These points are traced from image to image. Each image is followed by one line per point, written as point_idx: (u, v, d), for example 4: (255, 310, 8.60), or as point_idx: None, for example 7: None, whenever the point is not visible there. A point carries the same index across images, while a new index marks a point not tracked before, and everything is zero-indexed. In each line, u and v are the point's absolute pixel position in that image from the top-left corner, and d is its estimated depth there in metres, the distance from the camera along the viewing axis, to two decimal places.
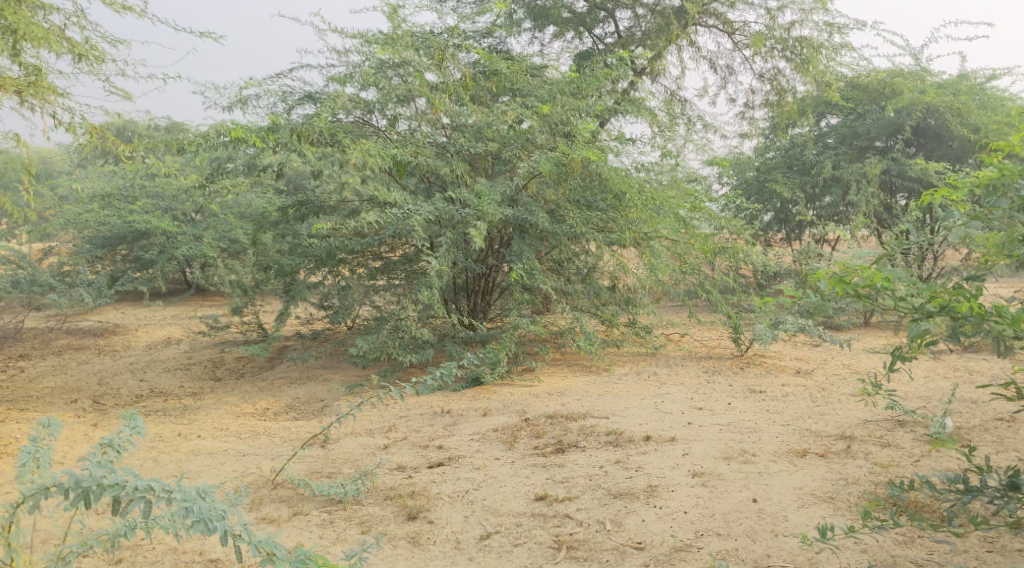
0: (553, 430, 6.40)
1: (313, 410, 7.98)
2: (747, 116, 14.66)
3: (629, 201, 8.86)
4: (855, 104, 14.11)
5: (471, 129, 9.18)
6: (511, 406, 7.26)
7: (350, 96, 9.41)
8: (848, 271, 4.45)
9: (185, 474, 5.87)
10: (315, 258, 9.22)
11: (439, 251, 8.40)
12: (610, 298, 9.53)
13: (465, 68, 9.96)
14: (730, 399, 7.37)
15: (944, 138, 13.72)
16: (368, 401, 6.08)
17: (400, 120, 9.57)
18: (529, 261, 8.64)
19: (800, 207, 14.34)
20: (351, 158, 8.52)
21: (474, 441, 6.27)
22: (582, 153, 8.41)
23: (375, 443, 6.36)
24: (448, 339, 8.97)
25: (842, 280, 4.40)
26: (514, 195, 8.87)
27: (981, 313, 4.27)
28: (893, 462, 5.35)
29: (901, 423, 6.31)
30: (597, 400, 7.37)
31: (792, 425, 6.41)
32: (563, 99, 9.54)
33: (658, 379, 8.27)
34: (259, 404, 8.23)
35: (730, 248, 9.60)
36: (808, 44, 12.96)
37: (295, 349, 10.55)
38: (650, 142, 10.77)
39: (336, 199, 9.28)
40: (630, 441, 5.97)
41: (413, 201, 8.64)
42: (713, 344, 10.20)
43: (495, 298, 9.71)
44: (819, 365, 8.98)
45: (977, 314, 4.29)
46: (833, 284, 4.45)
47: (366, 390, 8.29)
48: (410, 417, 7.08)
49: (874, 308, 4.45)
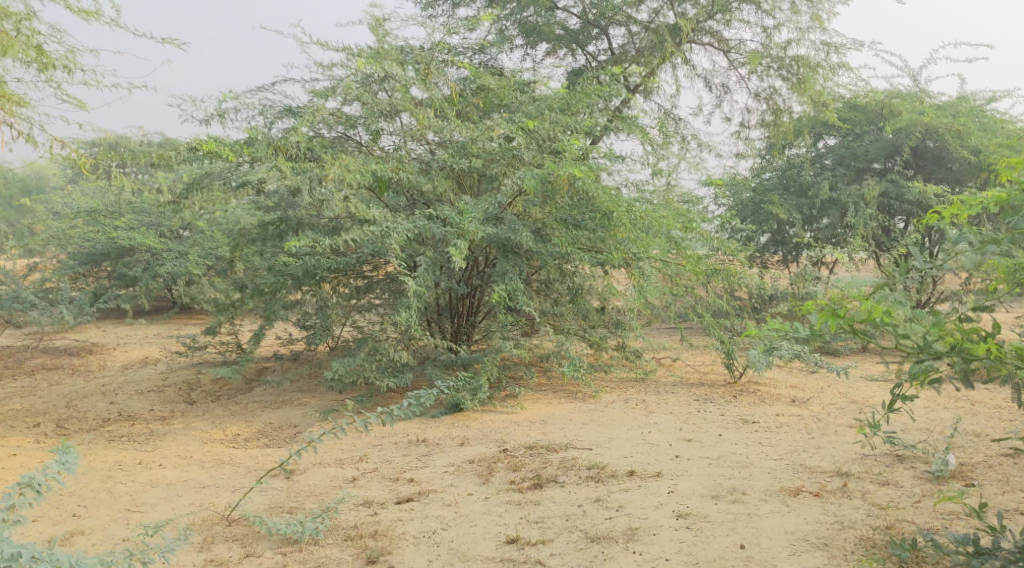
0: (532, 462, 6.04)
1: (285, 437, 7.62)
2: (743, 136, 14.38)
3: (617, 220, 8.54)
4: (853, 125, 13.83)
5: (456, 145, 8.87)
6: (491, 435, 6.91)
7: (331, 110, 9.10)
8: (842, 306, 4.25)
9: (138, 509, 5.51)
10: (291, 277, 8.87)
11: (419, 271, 8.07)
12: (598, 321, 9.16)
13: (452, 83, 9.66)
14: (721, 431, 7.02)
15: (944, 161, 13.45)
16: (336, 430, 5.74)
17: (383, 136, 9.25)
18: (513, 282, 8.32)
19: (797, 229, 14.00)
20: (328, 173, 8.19)
21: (448, 474, 5.91)
22: (568, 170, 8.10)
23: (343, 474, 5.99)
24: (429, 363, 8.61)
25: (836, 314, 4.20)
26: (498, 213, 8.55)
27: (998, 355, 4.13)
28: (892, 503, 5.00)
29: (900, 459, 5.96)
30: (581, 430, 7.02)
31: (785, 460, 6.06)
32: (551, 114, 9.21)
33: (647, 407, 7.92)
34: (229, 430, 7.86)
35: (723, 270, 9.26)
36: (804, 64, 12.70)
37: (273, 372, 10.17)
38: (642, 162, 10.47)
39: (315, 216, 8.95)
40: (613, 477, 5.62)
41: (393, 218, 8.33)
42: (706, 370, 9.86)
43: (479, 319, 9.36)
44: (815, 394, 8.65)
45: (992, 354, 4.15)
46: (827, 319, 4.26)
47: (341, 415, 7.93)
48: (384, 445, 6.73)
49: (873, 344, 4.26)
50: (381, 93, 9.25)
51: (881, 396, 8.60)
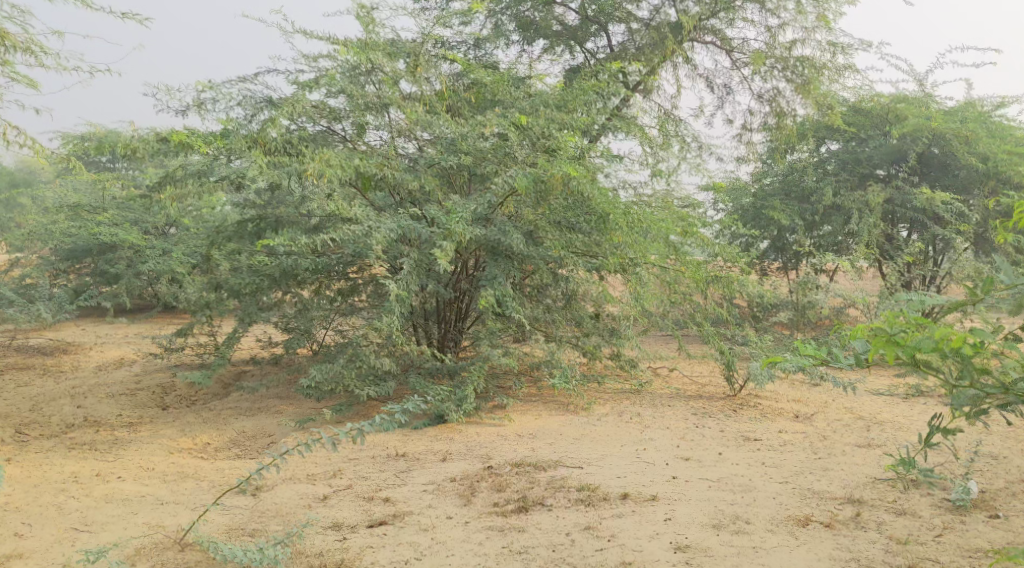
0: (518, 482, 5.59)
1: (258, 448, 7.17)
2: (745, 139, 13.96)
3: (613, 223, 8.10)
4: (857, 129, 13.40)
5: (446, 141, 8.42)
6: (475, 449, 6.47)
7: (313, 102, 8.64)
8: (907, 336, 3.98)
9: (86, 528, 5.05)
10: (267, 277, 8.40)
11: (402, 274, 7.62)
12: (592, 328, 8.74)
13: (442, 77, 9.19)
14: (721, 449, 6.58)
15: (951, 168, 13.01)
16: (304, 446, 5.27)
17: (369, 130, 8.79)
18: (502, 287, 7.88)
19: (799, 236, 13.57)
20: (308, 168, 7.72)
21: (427, 493, 5.45)
22: (562, 169, 7.65)
23: (314, 492, 5.52)
24: (413, 371, 8.16)
25: (892, 342, 3.99)
26: (487, 213, 8.09)
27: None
28: (912, 538, 4.62)
29: (913, 485, 5.54)
30: (572, 446, 6.57)
31: (790, 484, 5.64)
32: (546, 111, 8.75)
33: (643, 421, 7.48)
34: (199, 438, 7.40)
35: (723, 276, 8.82)
36: (810, 65, 12.27)
37: (251, 376, 9.71)
38: (640, 163, 10.06)
39: (295, 213, 8.50)
40: (605, 500, 5.17)
41: (375, 217, 7.87)
42: (704, 382, 9.43)
43: (467, 325, 8.92)
44: (819, 410, 8.21)
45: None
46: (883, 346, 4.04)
47: (318, 426, 7.48)
48: (360, 460, 6.26)
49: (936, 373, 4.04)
50: (368, 86, 8.82)
51: (889, 412, 8.17)
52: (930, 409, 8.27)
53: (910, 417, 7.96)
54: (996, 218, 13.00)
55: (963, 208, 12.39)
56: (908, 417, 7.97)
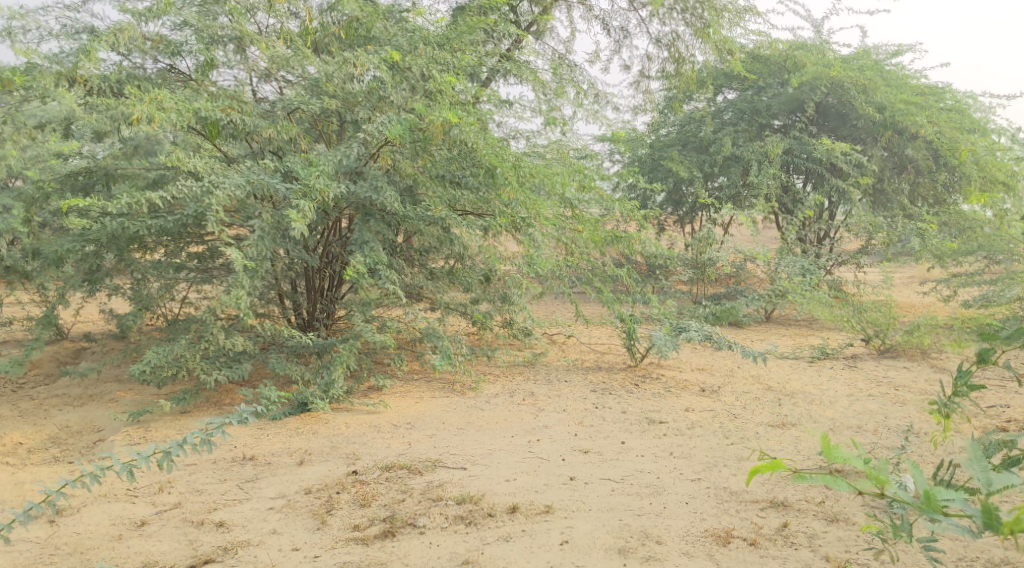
0: (386, 491, 4.65)
1: (80, 449, 6.03)
2: (642, 85, 13.14)
3: (502, 177, 7.15)
4: (756, 77, 12.74)
5: (309, 83, 7.25)
6: (340, 447, 5.48)
7: (148, 34, 7.30)
8: None
9: None
10: (94, 242, 7.02)
11: (251, 240, 6.50)
12: (481, 295, 7.82)
13: (304, 7, 7.95)
14: (623, 436, 5.78)
15: (849, 118, 12.46)
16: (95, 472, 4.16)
17: (218, 68, 7.48)
18: (374, 252, 6.86)
19: (697, 188, 12.86)
20: (135, 113, 6.38)
21: (273, 512, 4.49)
22: (441, 115, 6.61)
23: (131, 515, 4.50)
24: (274, 350, 7.06)
25: None
26: (359, 167, 7.03)
27: None
28: (849, 554, 3.96)
29: (841, 478, 4.87)
30: (455, 438, 5.67)
31: (705, 482, 4.87)
32: (425, 49, 7.62)
33: (536, 402, 6.64)
34: (8, 438, 6.21)
35: (622, 236, 8.11)
36: (709, 7, 11.38)
37: (90, 353, 8.43)
38: (531, 110, 9.10)
39: (131, 165, 7.10)
40: (489, 517, 4.31)
41: (221, 171, 6.67)
42: (603, 350, 8.64)
43: (340, 294, 7.85)
44: (725, 380, 7.53)
45: None
46: None
47: (156, 420, 6.36)
48: (198, 465, 5.20)
49: None
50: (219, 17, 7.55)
51: (798, 382, 7.55)
52: (840, 379, 7.68)
53: (820, 388, 7.35)
54: (893, 169, 12.58)
55: (862, 160, 11.88)
56: (818, 388, 7.35)
